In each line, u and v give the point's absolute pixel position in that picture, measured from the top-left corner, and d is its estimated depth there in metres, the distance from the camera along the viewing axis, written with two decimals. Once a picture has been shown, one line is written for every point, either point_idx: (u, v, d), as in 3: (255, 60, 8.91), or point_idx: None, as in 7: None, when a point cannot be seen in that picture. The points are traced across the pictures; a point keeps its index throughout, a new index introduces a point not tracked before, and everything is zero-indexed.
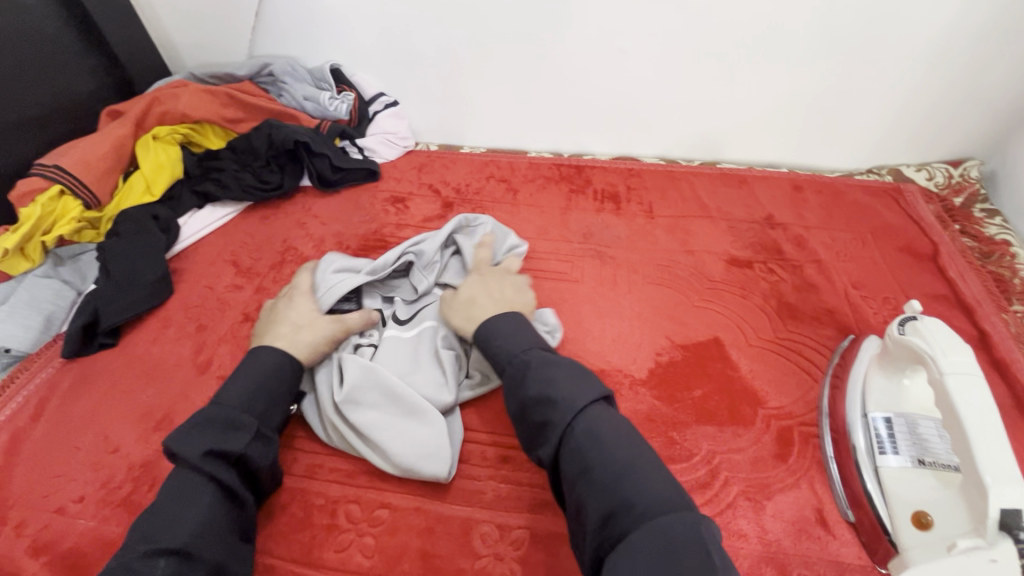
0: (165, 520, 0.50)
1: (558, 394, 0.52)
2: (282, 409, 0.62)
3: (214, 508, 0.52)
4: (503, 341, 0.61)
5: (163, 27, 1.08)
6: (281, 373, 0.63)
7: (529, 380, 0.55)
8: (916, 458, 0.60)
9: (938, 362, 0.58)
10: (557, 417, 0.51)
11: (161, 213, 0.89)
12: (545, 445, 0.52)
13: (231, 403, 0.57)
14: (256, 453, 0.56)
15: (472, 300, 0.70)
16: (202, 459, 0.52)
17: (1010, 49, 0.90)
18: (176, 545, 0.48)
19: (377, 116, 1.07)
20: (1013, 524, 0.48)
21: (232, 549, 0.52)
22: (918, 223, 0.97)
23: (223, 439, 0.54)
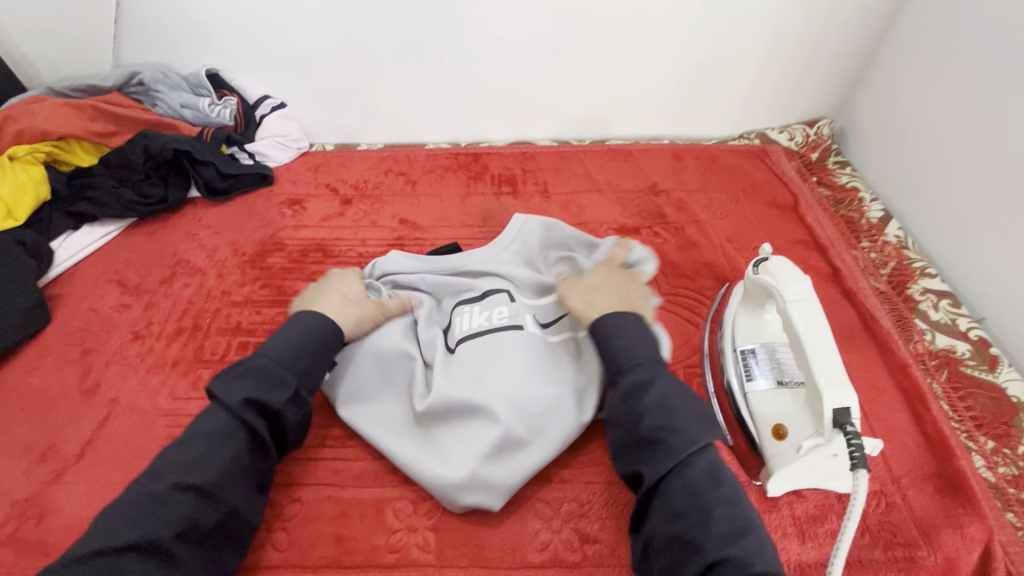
0: (191, 457, 0.53)
1: (681, 424, 0.55)
2: (318, 372, 0.63)
3: (241, 456, 0.55)
4: (625, 344, 0.62)
5: (11, 41, 1.00)
6: (320, 339, 0.64)
7: (647, 400, 0.58)
8: (776, 380, 0.68)
9: (783, 293, 0.65)
10: (676, 448, 0.54)
11: (28, 237, 0.83)
12: (650, 464, 0.55)
13: (271, 356, 0.60)
14: (291, 412, 0.59)
15: (595, 288, 0.69)
16: (242, 405, 0.56)
17: (837, 19, 1.01)
18: (198, 482, 0.52)
19: (264, 119, 1.04)
20: (843, 420, 0.56)
21: (248, 501, 0.55)
22: (782, 179, 1.08)
23: (261, 391, 0.57)
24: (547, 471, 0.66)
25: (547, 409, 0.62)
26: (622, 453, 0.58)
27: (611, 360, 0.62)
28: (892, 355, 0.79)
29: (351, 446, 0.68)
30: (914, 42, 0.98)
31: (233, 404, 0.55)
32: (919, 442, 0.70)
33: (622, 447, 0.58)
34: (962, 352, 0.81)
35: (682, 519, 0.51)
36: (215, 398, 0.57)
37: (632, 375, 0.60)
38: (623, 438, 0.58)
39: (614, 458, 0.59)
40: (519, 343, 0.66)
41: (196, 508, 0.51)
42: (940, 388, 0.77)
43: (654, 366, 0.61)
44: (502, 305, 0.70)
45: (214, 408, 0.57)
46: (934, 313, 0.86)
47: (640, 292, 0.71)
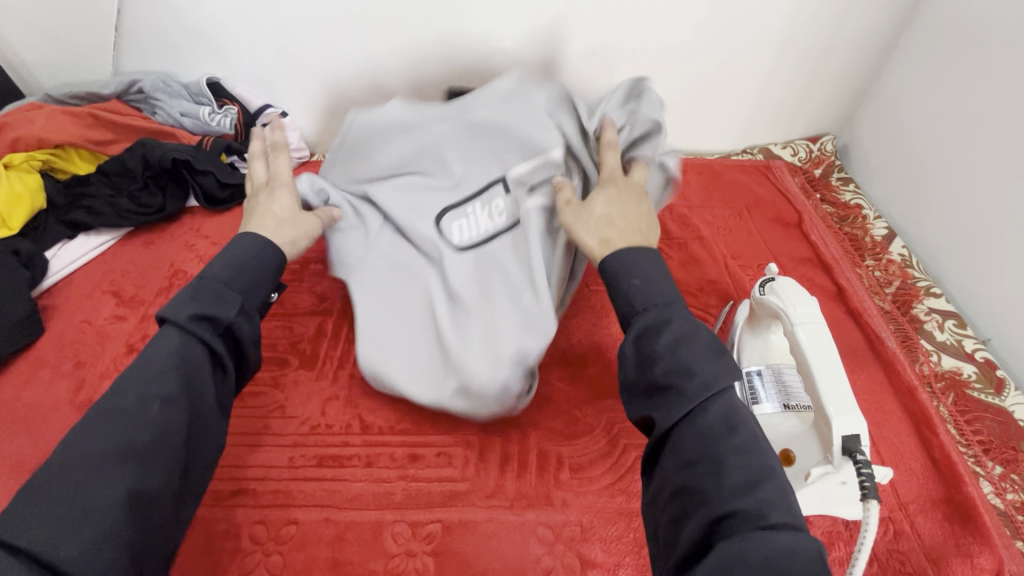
0: (152, 369, 0.51)
1: (696, 368, 0.48)
2: (264, 292, 0.61)
3: (198, 366, 0.53)
4: (643, 282, 0.56)
5: (10, 47, 0.99)
6: (264, 260, 0.62)
7: (660, 341, 0.51)
8: (783, 403, 0.66)
9: (790, 315, 0.65)
10: (690, 394, 0.48)
11: (23, 246, 0.81)
12: (662, 411, 0.49)
13: (215, 277, 0.57)
14: (243, 326, 0.58)
15: (608, 220, 0.66)
16: (191, 319, 0.54)
17: (842, 37, 1.01)
18: (161, 390, 0.50)
19: (265, 129, 1.03)
20: (852, 448, 0.55)
21: (211, 415, 0.55)
22: (786, 195, 1.07)
23: (210, 305, 0.55)
24: (549, 494, 0.64)
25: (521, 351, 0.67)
26: (634, 398, 0.53)
27: (627, 302, 0.56)
28: (898, 377, 0.78)
29: (350, 465, 0.67)
30: (919, 60, 0.98)
31: (182, 321, 0.53)
32: (926, 467, 0.69)
33: (632, 395, 0.53)
34: (968, 374, 0.80)
35: (694, 473, 0.46)
36: (165, 319, 0.54)
37: (645, 317, 0.54)
38: (633, 383, 0.52)
39: (625, 403, 0.53)
40: (504, 283, 0.70)
41: (166, 416, 0.50)
42: (947, 411, 0.76)
43: (670, 307, 0.54)
44: (499, 198, 0.75)
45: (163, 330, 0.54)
46: (940, 334, 0.86)
47: (647, 218, 0.69)
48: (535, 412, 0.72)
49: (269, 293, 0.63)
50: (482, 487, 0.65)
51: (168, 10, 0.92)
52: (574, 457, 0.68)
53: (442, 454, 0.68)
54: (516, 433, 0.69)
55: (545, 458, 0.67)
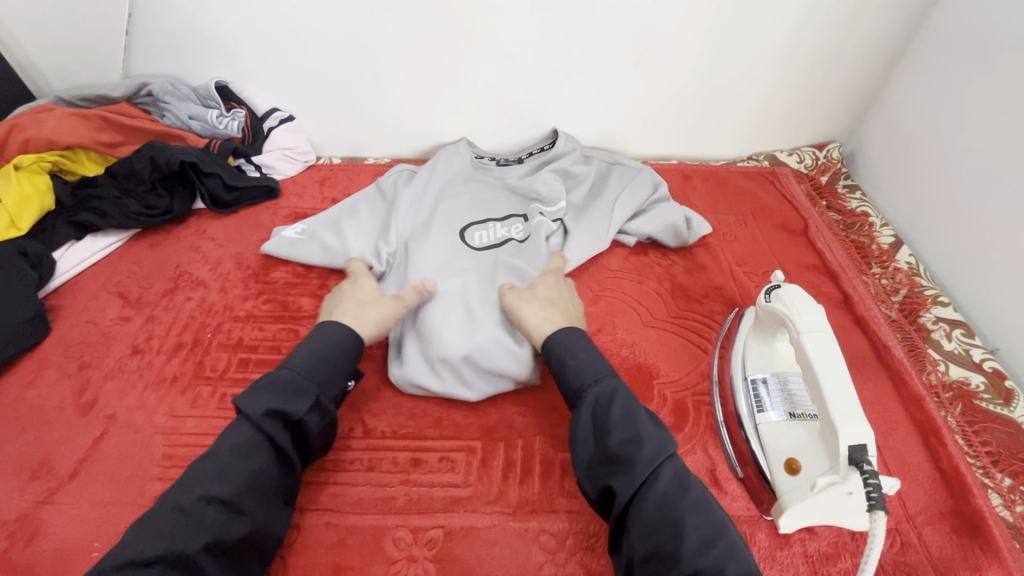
0: (219, 469, 0.54)
1: (646, 437, 0.55)
2: (339, 382, 0.64)
3: (265, 466, 0.56)
4: (585, 358, 0.64)
5: (21, 49, 1.00)
6: (344, 348, 0.65)
7: (613, 414, 0.58)
8: (788, 411, 0.66)
9: (796, 322, 0.64)
10: (643, 461, 0.54)
11: (31, 246, 0.82)
12: (619, 479, 0.54)
13: (294, 367, 0.60)
14: (313, 422, 0.60)
15: (549, 300, 0.73)
16: (265, 417, 0.56)
17: (849, 45, 1.01)
18: (223, 493, 0.52)
19: (273, 132, 1.03)
20: (859, 458, 0.54)
21: (271, 513, 0.56)
22: (792, 203, 1.06)
23: (285, 403, 0.58)
24: (551, 501, 0.64)
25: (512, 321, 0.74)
26: (591, 471, 0.57)
27: (576, 378, 0.62)
28: (906, 386, 0.77)
29: (352, 469, 0.66)
30: (927, 69, 0.98)
31: (255, 418, 0.56)
32: (934, 479, 0.68)
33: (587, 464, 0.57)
34: (976, 385, 0.79)
35: (658, 533, 0.51)
36: (240, 411, 0.57)
37: (595, 389, 0.60)
38: (588, 454, 0.58)
39: (580, 475, 0.58)
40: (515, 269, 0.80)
41: (225, 518, 0.52)
42: (955, 422, 0.75)
43: (612, 379, 0.62)
44: (518, 223, 0.89)
45: (237, 421, 0.57)
46: (947, 343, 0.85)
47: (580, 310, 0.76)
48: (537, 417, 0.71)
49: (344, 382, 0.65)
50: (484, 494, 0.64)
51: (179, 14, 0.93)
52: None
53: (445, 459, 0.67)
54: (520, 439, 0.69)
55: (548, 464, 0.67)
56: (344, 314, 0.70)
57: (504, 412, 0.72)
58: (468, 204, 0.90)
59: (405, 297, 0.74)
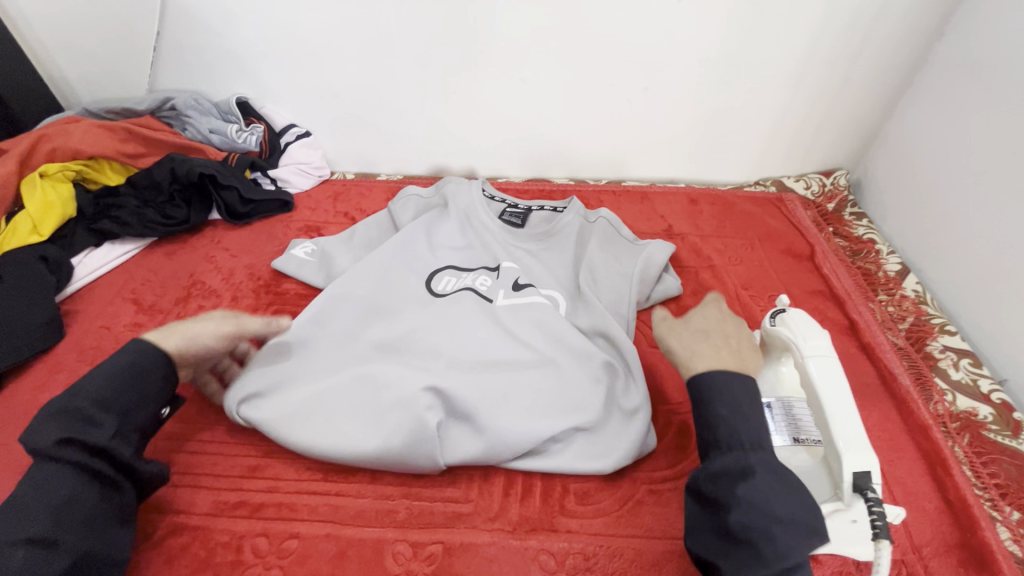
0: (20, 510, 0.49)
1: (780, 531, 0.47)
2: (150, 408, 0.59)
3: (77, 493, 0.52)
4: (728, 412, 0.53)
5: (54, 63, 1.05)
6: (140, 366, 0.59)
7: (739, 491, 0.49)
8: (792, 437, 0.65)
9: (800, 347, 0.64)
10: (771, 557, 0.46)
11: (51, 252, 0.84)
12: (733, 560, 0.49)
13: (86, 395, 0.55)
14: (118, 448, 0.55)
15: (704, 332, 0.63)
16: (58, 446, 0.52)
17: (855, 76, 1.03)
18: (32, 531, 0.48)
19: (289, 146, 1.07)
20: (863, 485, 0.54)
21: (103, 538, 0.53)
22: (798, 228, 1.07)
23: (79, 429, 0.53)
24: (552, 520, 0.64)
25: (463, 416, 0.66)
26: (700, 531, 0.53)
27: (707, 432, 0.54)
28: (912, 415, 0.77)
29: (354, 481, 0.67)
30: (933, 102, 0.99)
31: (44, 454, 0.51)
32: (942, 510, 0.67)
33: (698, 527, 0.53)
34: (984, 415, 0.78)
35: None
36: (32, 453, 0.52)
37: (733, 452, 0.51)
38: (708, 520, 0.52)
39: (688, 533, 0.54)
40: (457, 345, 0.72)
41: (34, 559, 0.48)
42: (962, 453, 0.74)
43: (758, 450, 0.51)
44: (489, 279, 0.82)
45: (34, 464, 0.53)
46: (954, 372, 0.84)
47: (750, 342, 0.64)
48: None
49: (158, 408, 0.60)
50: (485, 511, 0.64)
51: (205, 33, 0.97)
52: (578, 482, 0.67)
53: (446, 474, 0.68)
54: None
55: (550, 482, 0.67)
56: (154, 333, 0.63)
57: None
58: (446, 258, 0.86)
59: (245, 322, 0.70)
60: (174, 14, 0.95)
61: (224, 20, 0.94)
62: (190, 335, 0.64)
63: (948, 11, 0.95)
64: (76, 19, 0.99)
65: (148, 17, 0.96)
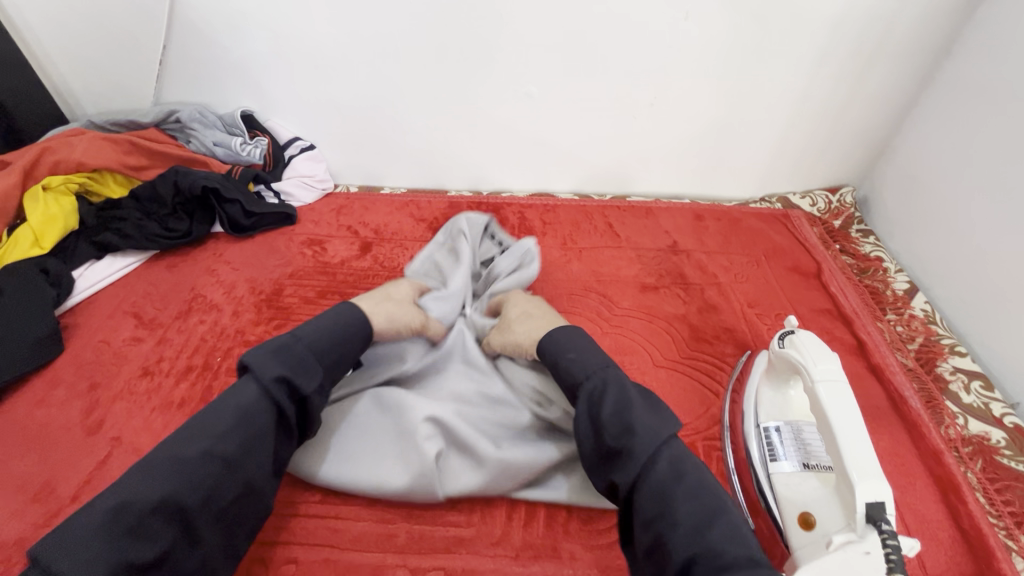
0: (215, 425, 0.51)
1: (639, 424, 0.54)
2: (338, 369, 0.62)
3: (267, 429, 0.53)
4: (578, 356, 0.63)
5: (60, 76, 1.05)
6: (345, 335, 0.63)
7: (605, 409, 0.56)
8: (802, 462, 0.65)
9: (810, 371, 0.63)
10: (639, 449, 0.53)
11: (51, 265, 0.84)
12: (619, 472, 0.54)
13: (302, 342, 0.58)
14: (317, 403, 0.58)
15: (527, 312, 0.74)
16: (276, 382, 0.54)
17: (861, 94, 1.03)
18: (228, 450, 0.50)
19: (293, 160, 1.07)
20: (877, 516, 0.52)
21: (267, 478, 0.54)
22: (805, 245, 1.06)
23: (296, 373, 0.56)
24: (556, 546, 0.62)
25: (463, 446, 0.65)
26: (598, 469, 0.57)
27: (571, 375, 0.61)
28: (923, 440, 0.75)
29: (354, 504, 0.65)
30: (941, 119, 0.99)
31: (265, 385, 0.53)
32: (955, 539, 0.66)
33: (591, 460, 0.57)
34: (997, 440, 0.77)
35: (692, 530, 0.48)
36: (248, 370, 0.54)
37: (590, 383, 0.59)
38: (589, 451, 0.57)
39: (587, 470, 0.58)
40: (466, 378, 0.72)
41: (218, 479, 0.49)
42: (975, 479, 0.72)
43: (605, 370, 0.60)
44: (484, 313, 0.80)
45: (243, 380, 0.55)
46: (965, 396, 0.83)
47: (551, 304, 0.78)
48: None
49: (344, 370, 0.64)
50: (488, 535, 0.63)
51: (212, 48, 0.97)
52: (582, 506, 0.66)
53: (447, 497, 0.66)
54: None
55: (553, 506, 0.66)
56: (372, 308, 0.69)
57: None
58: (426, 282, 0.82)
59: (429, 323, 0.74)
60: (181, 28, 0.95)
61: (229, 32, 0.95)
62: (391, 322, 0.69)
63: (954, 28, 0.94)
64: (82, 31, 0.99)
65: (155, 31, 0.97)
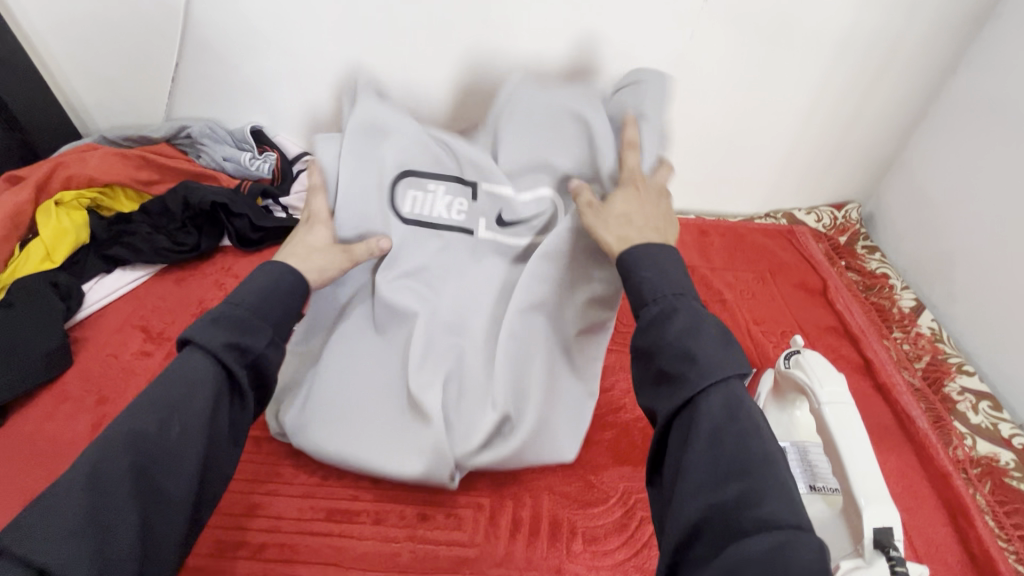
0: (168, 397, 0.47)
1: (702, 355, 0.46)
2: (292, 322, 0.57)
3: (222, 398, 0.50)
4: (652, 273, 0.53)
5: (74, 91, 1.07)
6: (290, 290, 0.57)
7: (671, 330, 0.48)
8: (808, 484, 0.63)
9: (816, 393, 0.63)
10: (697, 378, 0.46)
11: (61, 279, 0.84)
12: (667, 397, 0.47)
13: (243, 304, 0.52)
14: (271, 358, 0.53)
15: (627, 216, 0.61)
16: (225, 348, 0.50)
17: (866, 111, 1.04)
18: (185, 419, 0.47)
19: (300, 175, 1.06)
20: (885, 542, 0.52)
21: (228, 441, 0.52)
22: (811, 261, 1.06)
23: (243, 334, 0.51)
24: (560, 566, 0.62)
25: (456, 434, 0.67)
26: (644, 391, 0.51)
27: (640, 294, 0.53)
28: (931, 461, 0.75)
29: (358, 521, 0.65)
30: (948, 137, 0.99)
31: (215, 352, 0.49)
32: (964, 564, 0.66)
33: (642, 380, 0.51)
34: (1006, 462, 0.76)
35: (726, 474, 0.42)
36: (191, 340, 0.50)
37: (660, 303, 0.51)
38: (643, 374, 0.51)
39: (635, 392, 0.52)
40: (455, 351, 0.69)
41: (179, 446, 0.47)
42: (985, 502, 0.72)
43: (688, 291, 0.51)
44: None
45: (187, 351, 0.50)
46: (973, 416, 0.82)
47: (666, 215, 0.63)
48: (550, 475, 0.70)
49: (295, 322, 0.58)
50: (492, 556, 0.63)
51: (224, 65, 0.98)
52: (587, 526, 0.66)
53: (452, 516, 0.66)
54: (529, 497, 0.68)
55: (557, 526, 0.65)
56: (288, 255, 0.64)
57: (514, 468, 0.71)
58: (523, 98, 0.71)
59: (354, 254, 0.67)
60: (195, 46, 0.97)
61: (241, 50, 0.96)
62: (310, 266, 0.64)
63: (960, 48, 0.95)
64: (97, 48, 1.01)
65: (170, 49, 0.99)
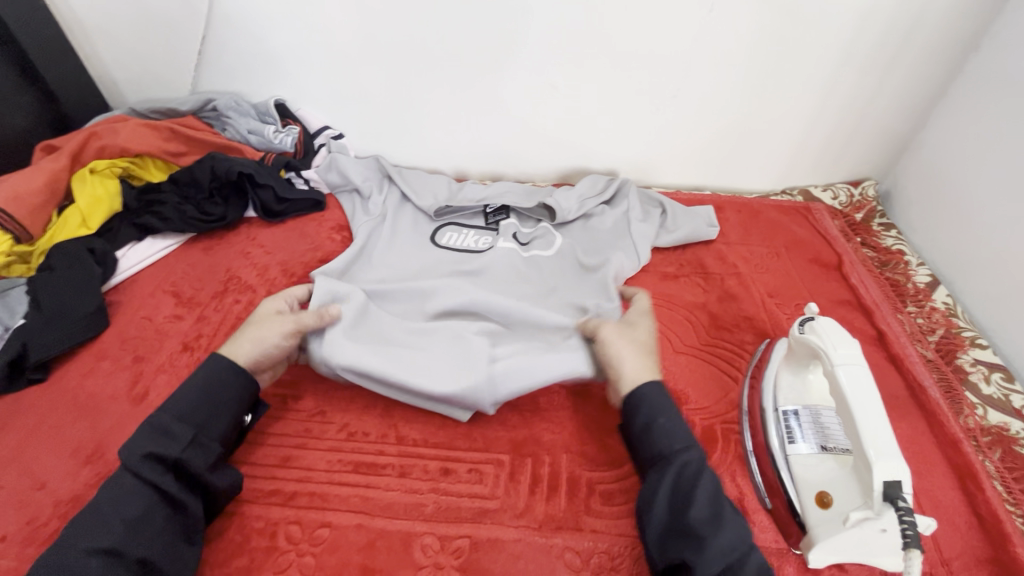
0: (99, 519, 0.55)
1: (727, 524, 0.56)
2: (226, 418, 0.64)
3: (148, 510, 0.56)
4: (673, 423, 0.64)
5: (103, 64, 1.10)
6: (222, 385, 0.65)
7: (699, 490, 0.58)
8: (820, 444, 0.67)
9: (830, 356, 0.64)
10: (718, 547, 0.54)
11: (97, 245, 0.87)
12: (692, 554, 0.55)
13: (171, 412, 0.61)
14: (193, 459, 0.60)
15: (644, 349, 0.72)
16: (142, 461, 0.57)
17: (886, 87, 1.03)
18: (107, 542, 0.53)
19: (321, 149, 1.08)
20: (894, 494, 0.54)
21: (172, 551, 0.57)
22: (826, 237, 1.07)
23: (160, 445, 0.59)
24: (578, 519, 0.65)
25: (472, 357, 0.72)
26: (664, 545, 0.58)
27: (664, 440, 0.62)
28: (942, 428, 0.76)
29: (383, 474, 0.68)
30: (969, 113, 0.98)
31: (132, 466, 0.57)
32: (971, 524, 0.67)
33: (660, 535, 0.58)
34: (1016, 431, 0.77)
35: None
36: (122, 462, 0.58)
37: (684, 457, 0.60)
38: (664, 525, 0.58)
39: (649, 543, 0.59)
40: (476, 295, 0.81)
41: (104, 567, 0.52)
42: (994, 468, 0.73)
43: (698, 448, 0.62)
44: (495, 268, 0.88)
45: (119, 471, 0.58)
46: (986, 387, 0.83)
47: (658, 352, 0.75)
48: (567, 434, 0.73)
49: (238, 416, 0.66)
50: (512, 508, 0.65)
51: (247, 38, 1.00)
52: (603, 482, 0.68)
53: (473, 470, 0.69)
54: (548, 455, 0.71)
55: (574, 483, 0.68)
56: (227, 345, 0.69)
57: (532, 428, 0.73)
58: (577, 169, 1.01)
59: (302, 320, 0.71)
60: (219, 19, 0.98)
61: (265, 23, 0.97)
62: (254, 344, 0.68)
63: (984, 23, 0.94)
64: (125, 22, 1.03)
65: (194, 22, 1.00)
